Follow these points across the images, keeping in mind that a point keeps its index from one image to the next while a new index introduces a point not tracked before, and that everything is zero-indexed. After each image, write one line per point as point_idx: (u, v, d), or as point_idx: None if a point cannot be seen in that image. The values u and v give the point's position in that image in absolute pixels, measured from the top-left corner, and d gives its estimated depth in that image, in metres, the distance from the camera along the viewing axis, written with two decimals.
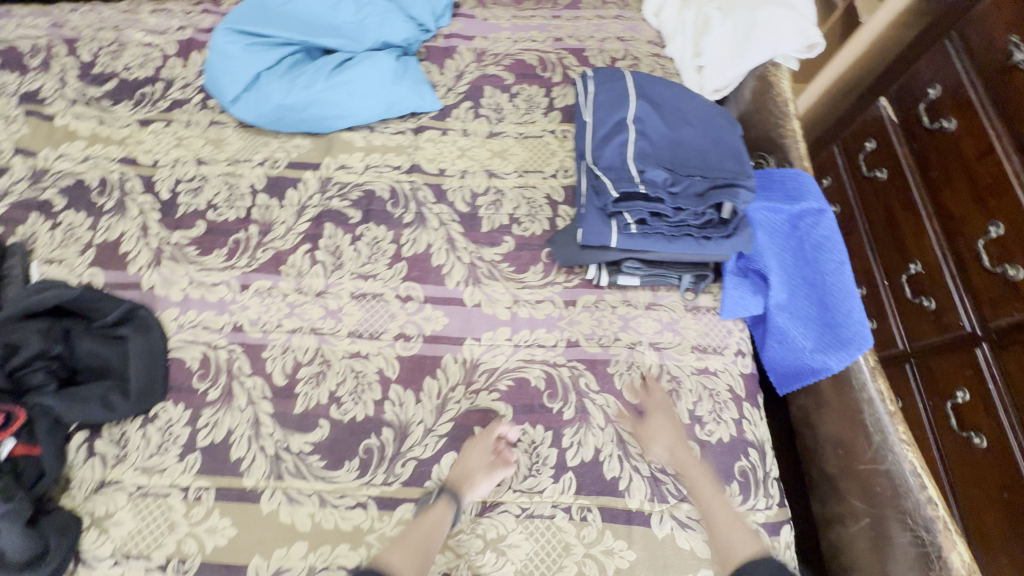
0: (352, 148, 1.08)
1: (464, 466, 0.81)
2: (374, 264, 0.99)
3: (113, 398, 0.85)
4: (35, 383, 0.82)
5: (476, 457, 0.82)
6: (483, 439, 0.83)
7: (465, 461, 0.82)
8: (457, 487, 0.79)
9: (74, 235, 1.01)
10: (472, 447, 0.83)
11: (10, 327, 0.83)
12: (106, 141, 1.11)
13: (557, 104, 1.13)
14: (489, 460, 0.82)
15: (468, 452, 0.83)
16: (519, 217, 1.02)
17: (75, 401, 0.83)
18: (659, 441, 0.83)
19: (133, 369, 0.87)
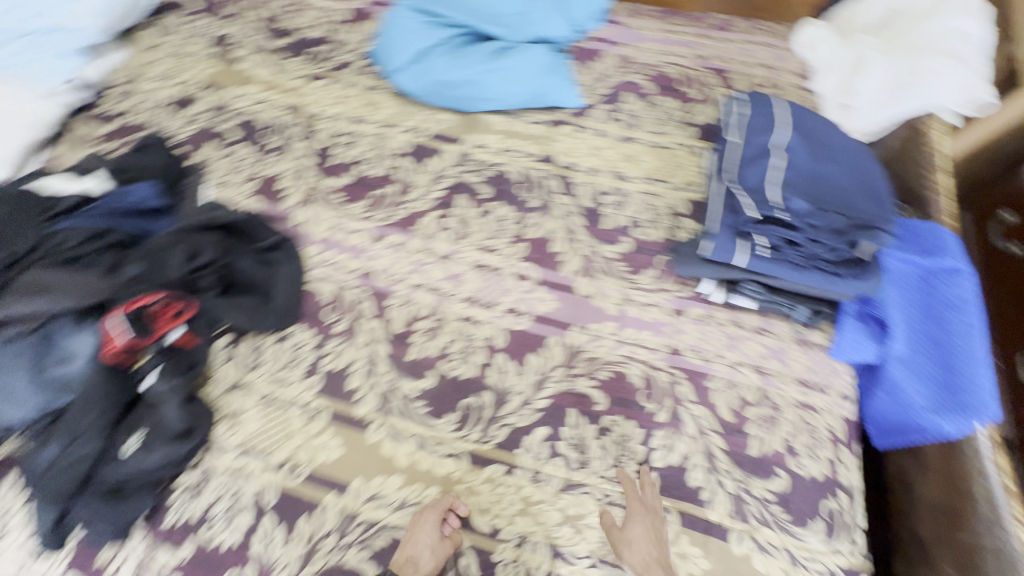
0: (493, 130, 1.15)
1: (409, 548, 0.78)
2: (497, 239, 1.05)
3: (260, 312, 0.95)
4: (204, 285, 0.93)
5: (422, 537, 0.78)
6: (431, 513, 0.81)
7: (410, 542, 0.78)
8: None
9: (242, 165, 1.14)
10: (418, 524, 0.80)
11: (191, 234, 0.94)
12: (279, 89, 1.24)
13: (694, 121, 1.15)
14: (435, 538, 0.79)
15: (419, 529, 0.79)
16: (640, 221, 1.06)
17: (233, 308, 0.93)
18: (631, 552, 0.75)
19: (279, 291, 0.98)
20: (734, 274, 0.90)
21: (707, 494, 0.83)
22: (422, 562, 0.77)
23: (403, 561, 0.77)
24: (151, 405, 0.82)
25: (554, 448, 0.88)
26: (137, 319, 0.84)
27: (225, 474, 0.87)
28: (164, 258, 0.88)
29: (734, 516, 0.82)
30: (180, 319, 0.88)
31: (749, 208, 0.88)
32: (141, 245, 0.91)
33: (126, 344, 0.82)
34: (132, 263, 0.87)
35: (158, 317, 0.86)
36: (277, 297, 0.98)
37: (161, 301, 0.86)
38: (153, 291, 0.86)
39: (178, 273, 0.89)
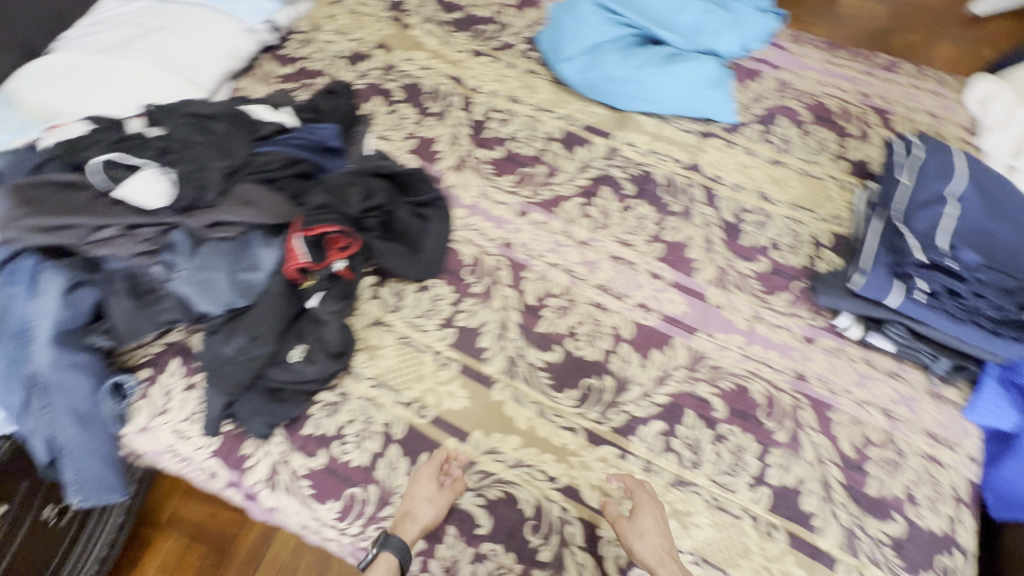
0: (643, 130, 1.18)
1: (407, 504, 0.83)
2: (635, 235, 1.08)
3: (411, 262, 1.02)
4: (368, 226, 1.00)
5: (420, 491, 0.83)
6: (428, 469, 0.85)
7: (408, 499, 0.83)
8: (398, 532, 0.80)
9: (403, 124, 1.22)
10: (415, 481, 0.85)
11: (365, 178, 1.01)
12: (443, 59, 1.31)
13: (848, 155, 1.14)
14: (433, 489, 0.84)
15: (416, 484, 0.84)
16: (780, 244, 1.06)
17: (388, 252, 1.00)
18: (643, 543, 0.78)
19: (429, 245, 1.04)
20: (881, 312, 0.90)
21: (819, 520, 0.84)
22: (420, 513, 0.82)
23: (403, 514, 0.82)
24: (315, 323, 0.90)
25: (668, 443, 0.90)
26: (315, 245, 0.93)
27: (359, 400, 0.94)
28: (344, 195, 0.95)
29: (844, 548, 0.82)
30: (348, 253, 0.96)
31: (915, 251, 0.88)
32: (323, 179, 0.98)
33: (305, 266, 0.91)
34: (316, 194, 0.94)
35: (331, 247, 0.95)
36: (426, 250, 1.04)
37: (335, 232, 0.94)
38: (330, 220, 0.92)
39: (352, 210, 0.95)
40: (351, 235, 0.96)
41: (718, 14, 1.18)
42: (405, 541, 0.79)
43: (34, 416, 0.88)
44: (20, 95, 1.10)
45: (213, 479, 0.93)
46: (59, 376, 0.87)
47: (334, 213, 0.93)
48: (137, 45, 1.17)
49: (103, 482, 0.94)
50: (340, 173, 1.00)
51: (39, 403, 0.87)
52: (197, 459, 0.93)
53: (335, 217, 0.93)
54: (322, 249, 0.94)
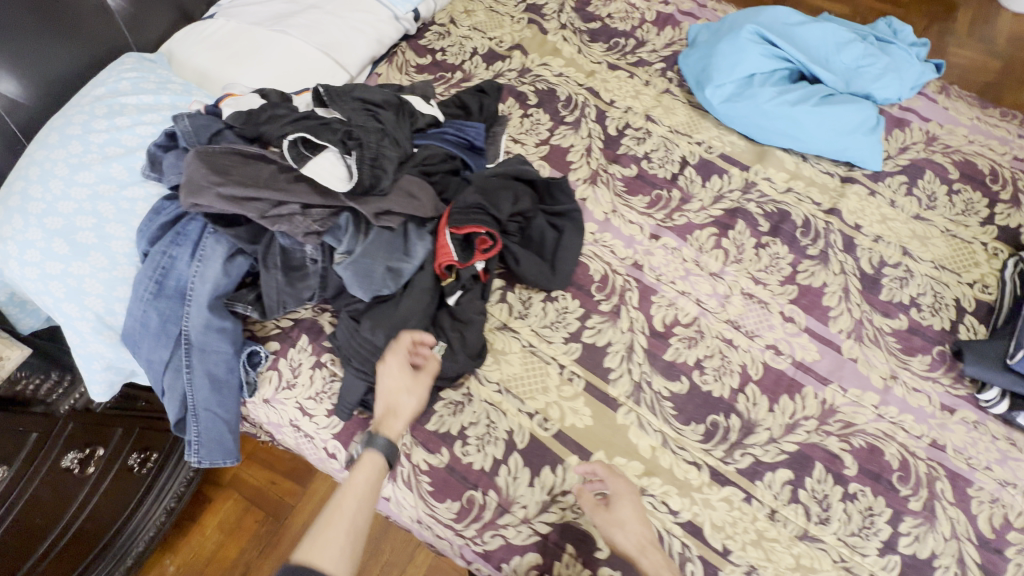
0: (783, 167, 1.16)
1: (383, 400, 0.81)
2: (769, 274, 1.06)
3: (545, 272, 1.00)
4: (509, 231, 0.99)
5: (395, 384, 0.81)
6: (396, 358, 0.83)
7: (383, 396, 0.81)
8: (383, 429, 0.79)
9: (537, 129, 1.21)
10: (385, 375, 0.82)
11: (510, 183, 1.00)
12: (578, 68, 1.30)
13: (997, 221, 1.10)
14: (409, 379, 0.83)
15: (387, 377, 0.82)
16: (920, 304, 1.03)
17: (525, 260, 0.99)
18: (624, 533, 0.79)
19: (562, 256, 1.02)
20: None
21: None
22: (402, 405, 0.82)
23: (384, 412, 0.80)
24: (458, 322, 0.91)
25: (795, 493, 0.88)
26: (462, 245, 0.92)
27: (483, 403, 0.94)
28: (496, 200, 0.95)
29: None
30: (490, 254, 0.93)
31: None
32: (475, 180, 0.98)
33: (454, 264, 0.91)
34: (469, 194, 0.94)
35: (477, 248, 0.93)
36: (559, 262, 1.02)
37: (483, 234, 0.93)
38: (482, 221, 0.91)
39: (501, 215, 0.95)
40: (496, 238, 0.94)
41: (880, 58, 1.14)
42: (391, 435, 0.79)
43: (175, 373, 0.90)
44: (179, 58, 1.13)
45: (332, 460, 0.95)
46: (206, 338, 0.89)
47: (484, 214, 0.92)
48: (295, 20, 1.18)
49: (220, 445, 0.94)
50: (490, 176, 1.00)
51: (179, 362, 0.90)
52: (319, 438, 0.94)
53: (485, 218, 0.92)
54: (468, 249, 0.94)
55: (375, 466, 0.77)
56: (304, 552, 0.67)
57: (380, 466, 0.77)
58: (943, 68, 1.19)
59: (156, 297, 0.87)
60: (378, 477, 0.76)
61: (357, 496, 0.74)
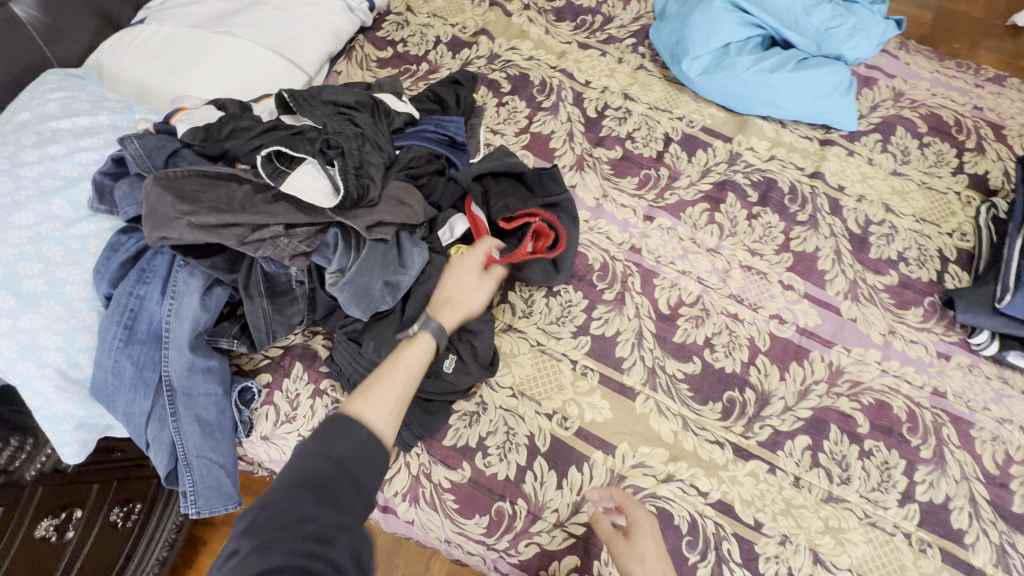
0: (764, 135, 1.16)
1: (446, 294, 0.83)
2: (763, 245, 1.06)
3: (548, 270, 0.96)
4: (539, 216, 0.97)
5: (460, 282, 0.85)
6: (464, 263, 0.86)
7: (450, 288, 0.84)
8: (439, 317, 0.80)
9: (515, 118, 1.16)
10: (455, 273, 0.85)
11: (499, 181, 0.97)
12: (549, 50, 1.26)
13: (966, 169, 1.14)
14: (473, 281, 0.86)
15: (452, 276, 0.85)
16: (907, 257, 1.06)
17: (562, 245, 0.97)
18: (643, 569, 0.73)
19: (563, 250, 0.96)
20: None
21: (969, 537, 0.85)
22: (461, 301, 0.84)
23: (443, 301, 0.83)
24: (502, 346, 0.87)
25: (815, 458, 0.90)
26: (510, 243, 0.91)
27: (500, 410, 0.90)
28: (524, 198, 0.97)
29: (997, 565, 0.83)
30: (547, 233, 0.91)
31: None
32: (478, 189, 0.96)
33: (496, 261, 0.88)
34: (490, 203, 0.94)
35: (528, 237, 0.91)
36: (563, 257, 0.96)
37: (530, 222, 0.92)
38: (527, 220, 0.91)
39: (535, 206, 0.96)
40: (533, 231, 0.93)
41: (848, 18, 1.16)
42: (446, 323, 0.80)
43: (159, 423, 0.82)
44: (111, 71, 1.01)
45: None
46: (191, 381, 0.81)
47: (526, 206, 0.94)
48: (240, 18, 1.08)
49: (219, 491, 0.86)
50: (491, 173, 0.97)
51: (162, 412, 0.82)
52: None
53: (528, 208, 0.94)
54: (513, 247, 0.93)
55: (427, 347, 0.77)
56: (354, 407, 0.64)
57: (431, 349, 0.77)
58: (905, 22, 1.22)
59: (128, 344, 0.79)
60: (426, 356, 0.76)
61: (409, 370, 0.73)
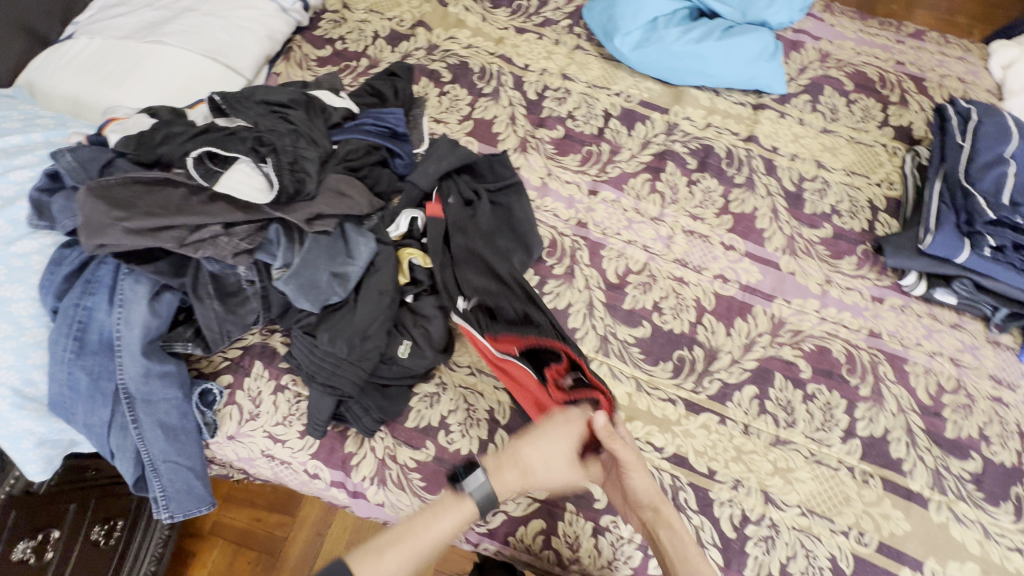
0: (699, 104, 1.20)
1: (529, 463, 0.75)
2: (704, 209, 1.10)
3: (518, 256, 1.01)
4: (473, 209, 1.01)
5: (552, 454, 0.76)
6: (565, 440, 0.77)
7: (535, 453, 0.76)
8: (496, 478, 0.74)
9: (457, 106, 1.18)
10: (547, 441, 0.76)
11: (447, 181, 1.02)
12: (487, 37, 1.28)
13: (891, 122, 1.20)
14: (561, 463, 0.76)
15: (545, 446, 0.76)
16: (840, 210, 1.11)
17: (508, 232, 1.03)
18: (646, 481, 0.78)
19: (524, 230, 1.03)
20: (949, 269, 0.96)
21: (908, 464, 0.91)
22: (532, 469, 0.75)
23: (515, 460, 0.75)
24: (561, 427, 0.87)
25: (762, 405, 0.95)
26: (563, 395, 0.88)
27: (459, 388, 0.93)
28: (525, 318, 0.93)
29: (933, 488, 0.89)
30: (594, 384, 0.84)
31: (986, 210, 0.93)
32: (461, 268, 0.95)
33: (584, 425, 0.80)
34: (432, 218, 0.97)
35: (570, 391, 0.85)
36: (527, 237, 1.02)
37: (563, 357, 0.88)
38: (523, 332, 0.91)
39: (551, 330, 0.90)
40: (492, 234, 1.00)
41: None
42: (498, 488, 0.74)
43: (122, 432, 0.83)
44: (43, 89, 1.00)
45: (315, 480, 0.91)
46: (148, 387, 0.82)
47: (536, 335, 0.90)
48: (171, 27, 1.08)
49: (190, 493, 0.88)
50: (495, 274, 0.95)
51: (123, 420, 0.83)
52: (296, 462, 0.91)
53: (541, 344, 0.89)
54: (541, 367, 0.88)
55: (462, 516, 0.73)
56: (357, 563, 0.66)
57: (465, 521, 0.73)
58: None
59: (80, 355, 0.80)
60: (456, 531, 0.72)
61: (433, 539, 0.70)
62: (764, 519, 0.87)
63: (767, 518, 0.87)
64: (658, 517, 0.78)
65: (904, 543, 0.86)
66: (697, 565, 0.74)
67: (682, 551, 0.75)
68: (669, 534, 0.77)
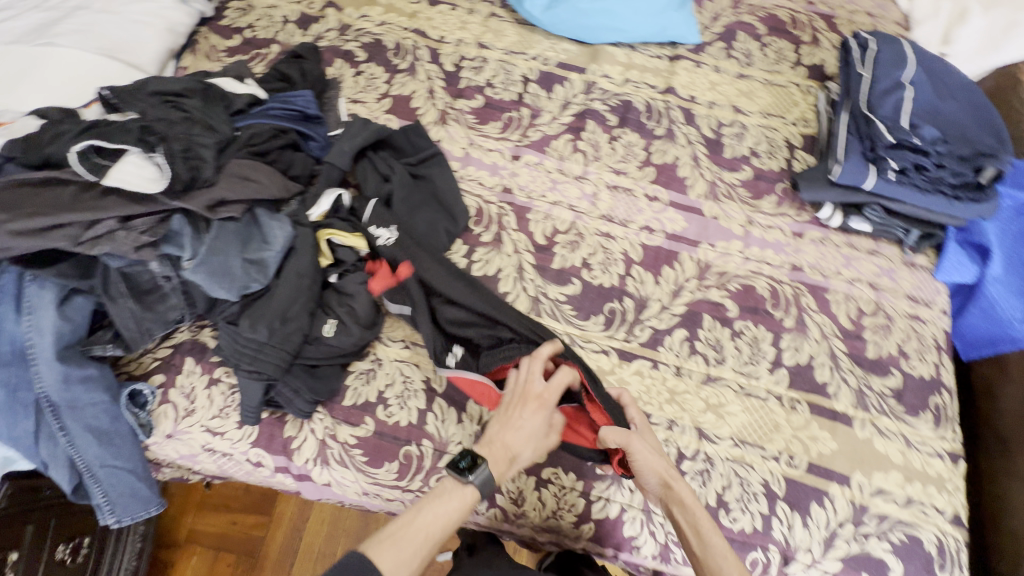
0: (616, 61, 1.21)
1: (514, 447, 0.77)
2: (626, 164, 1.11)
3: (444, 226, 1.02)
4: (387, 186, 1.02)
5: (528, 436, 0.77)
6: (537, 422, 0.78)
7: (516, 439, 0.77)
8: (494, 471, 0.76)
9: (374, 85, 1.16)
10: (523, 426, 0.78)
11: (364, 160, 1.04)
12: (400, 12, 1.26)
13: (804, 61, 1.22)
14: (539, 435, 0.79)
15: (519, 429, 0.78)
16: (758, 152, 1.13)
17: (431, 203, 1.04)
18: (653, 462, 0.80)
19: (447, 199, 1.04)
20: (859, 197, 1.00)
21: (832, 387, 0.94)
22: (522, 455, 0.78)
23: (505, 456, 0.77)
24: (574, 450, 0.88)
25: (692, 347, 0.97)
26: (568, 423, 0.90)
27: (394, 362, 0.93)
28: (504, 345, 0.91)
29: (857, 406, 0.93)
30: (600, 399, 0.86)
31: (885, 133, 0.96)
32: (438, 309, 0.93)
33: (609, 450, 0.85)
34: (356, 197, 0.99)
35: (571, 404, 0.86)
36: (452, 205, 1.04)
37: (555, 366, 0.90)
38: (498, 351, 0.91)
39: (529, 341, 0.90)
40: (411, 208, 1.01)
41: None
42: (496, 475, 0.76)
43: (50, 441, 0.82)
44: None
45: (259, 468, 0.92)
46: (70, 393, 0.81)
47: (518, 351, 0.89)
48: (62, 28, 1.04)
49: (135, 496, 0.88)
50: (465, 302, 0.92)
51: (50, 430, 0.82)
52: (237, 453, 0.91)
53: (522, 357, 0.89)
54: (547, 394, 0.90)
55: (466, 500, 0.75)
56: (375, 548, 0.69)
57: (470, 503, 0.75)
58: None
59: None
60: (464, 513, 0.74)
61: (441, 524, 0.73)
62: (699, 454, 0.90)
63: (702, 453, 0.90)
64: (670, 493, 0.80)
65: (832, 461, 0.90)
66: (710, 537, 0.77)
67: (694, 525, 0.78)
68: (680, 508, 0.79)
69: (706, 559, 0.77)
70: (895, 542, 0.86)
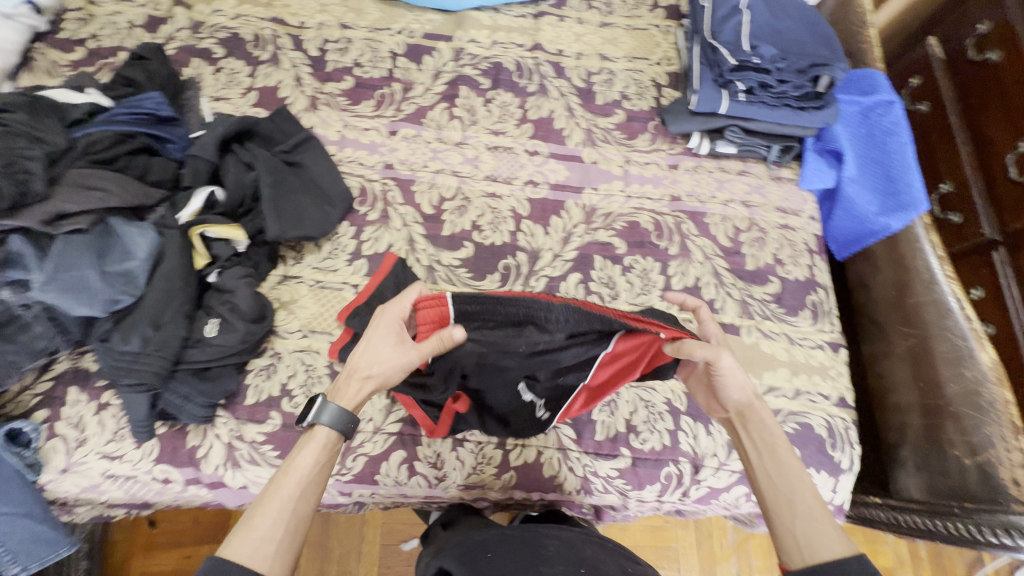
0: (481, 25, 1.22)
1: (362, 364, 0.72)
2: (504, 123, 1.13)
3: (325, 209, 0.99)
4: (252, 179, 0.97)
5: (371, 350, 0.72)
6: (379, 330, 0.73)
7: (363, 357, 0.73)
8: (340, 398, 0.73)
9: (236, 80, 1.13)
10: (368, 340, 0.73)
11: (227, 156, 0.99)
12: (254, 2, 1.22)
13: (661, 3, 1.27)
14: (389, 347, 0.72)
15: (367, 343, 0.73)
16: (628, 94, 1.17)
17: (307, 190, 1.01)
18: (734, 383, 0.76)
19: (324, 182, 1.02)
20: (718, 121, 1.06)
21: (719, 303, 1.00)
22: (378, 373, 0.72)
23: (356, 373, 0.73)
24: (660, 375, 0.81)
25: (587, 288, 1.00)
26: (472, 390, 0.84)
27: (295, 353, 0.92)
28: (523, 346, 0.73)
29: (742, 316, 0.99)
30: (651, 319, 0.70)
31: (727, 58, 1.03)
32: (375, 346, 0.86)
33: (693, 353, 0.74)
34: (226, 195, 0.95)
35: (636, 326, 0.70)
36: (329, 187, 1.02)
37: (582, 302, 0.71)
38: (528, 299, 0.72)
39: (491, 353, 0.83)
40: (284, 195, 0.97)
41: None
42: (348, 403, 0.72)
43: None
44: None
45: (169, 485, 0.89)
46: None
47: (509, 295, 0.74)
48: None
49: (38, 540, 0.83)
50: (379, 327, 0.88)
51: None
52: (141, 473, 0.87)
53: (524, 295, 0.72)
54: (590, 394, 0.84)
55: (320, 447, 0.70)
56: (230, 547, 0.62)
57: (325, 448, 0.71)
58: None
59: None
60: (320, 462, 0.70)
61: (297, 486, 0.67)
62: None
63: None
64: (748, 415, 0.76)
65: None
66: (787, 461, 0.72)
67: (770, 446, 0.74)
68: (761, 431, 0.75)
69: (780, 483, 0.71)
70: (789, 432, 0.92)
